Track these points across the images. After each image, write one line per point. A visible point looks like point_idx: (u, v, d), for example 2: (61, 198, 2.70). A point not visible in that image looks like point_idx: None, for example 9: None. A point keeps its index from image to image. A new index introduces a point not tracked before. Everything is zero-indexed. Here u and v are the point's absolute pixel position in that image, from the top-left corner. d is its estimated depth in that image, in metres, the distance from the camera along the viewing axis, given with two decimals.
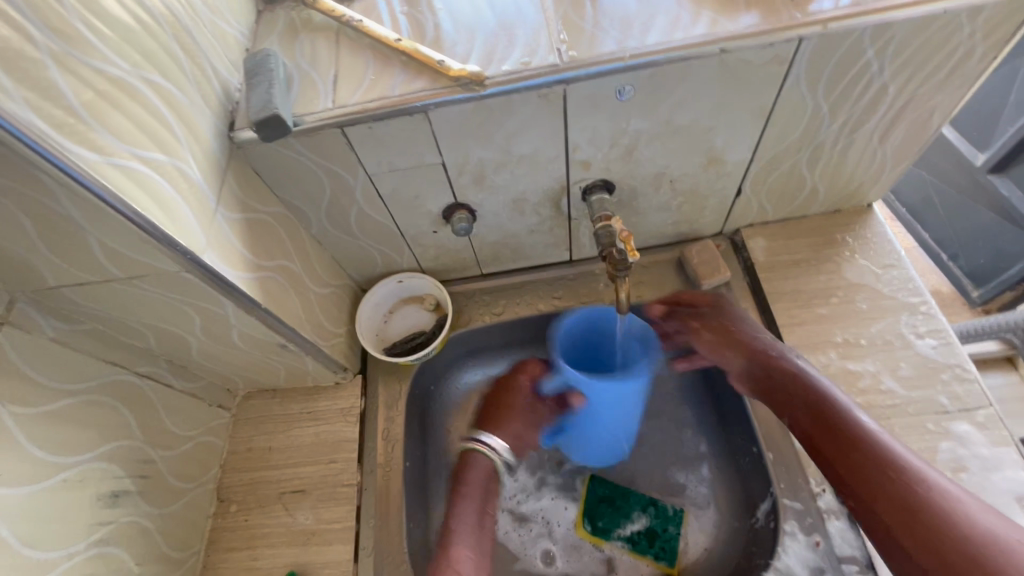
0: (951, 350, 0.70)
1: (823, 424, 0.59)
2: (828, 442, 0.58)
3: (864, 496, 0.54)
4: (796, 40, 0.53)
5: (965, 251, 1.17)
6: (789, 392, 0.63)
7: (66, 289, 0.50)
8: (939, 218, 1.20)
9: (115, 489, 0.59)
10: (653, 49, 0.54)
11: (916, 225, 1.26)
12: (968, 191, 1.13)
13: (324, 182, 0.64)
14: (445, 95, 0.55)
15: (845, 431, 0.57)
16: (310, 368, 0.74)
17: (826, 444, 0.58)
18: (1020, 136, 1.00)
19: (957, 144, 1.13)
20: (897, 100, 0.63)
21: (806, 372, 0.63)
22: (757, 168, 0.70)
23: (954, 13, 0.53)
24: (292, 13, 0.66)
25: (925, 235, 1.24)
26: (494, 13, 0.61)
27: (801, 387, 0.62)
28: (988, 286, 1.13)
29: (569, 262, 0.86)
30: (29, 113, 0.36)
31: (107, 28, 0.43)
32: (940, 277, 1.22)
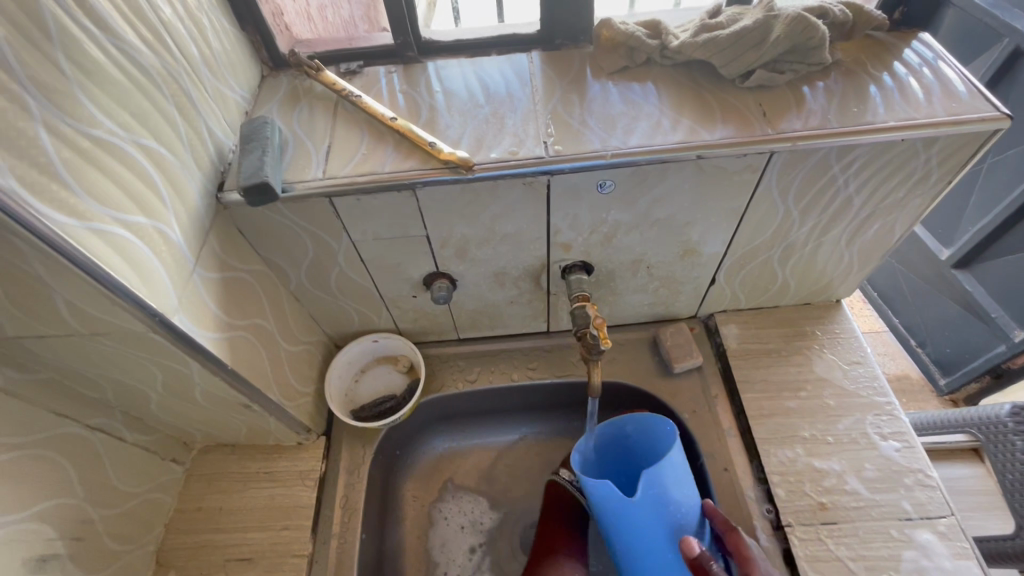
0: (914, 453, 0.71)
1: None
2: None
3: None
4: (767, 153, 0.57)
5: (931, 340, 1.20)
6: None
7: (25, 340, 0.48)
8: (909, 307, 1.25)
9: (43, 553, 0.55)
10: (634, 151, 0.57)
11: (887, 310, 1.31)
12: (935, 283, 1.18)
13: (308, 245, 0.64)
14: (433, 175, 0.57)
15: None
16: (273, 428, 0.72)
17: None
18: (981, 236, 1.06)
19: (925, 240, 1.18)
20: (862, 210, 0.67)
21: None
22: (731, 260, 0.73)
23: (911, 142, 0.58)
24: (295, 81, 0.69)
25: (895, 320, 1.29)
26: (488, 100, 0.64)
27: None
28: (954, 376, 1.15)
29: (545, 333, 0.87)
30: (16, 182, 0.36)
31: (105, 96, 0.44)
32: (909, 362, 1.25)
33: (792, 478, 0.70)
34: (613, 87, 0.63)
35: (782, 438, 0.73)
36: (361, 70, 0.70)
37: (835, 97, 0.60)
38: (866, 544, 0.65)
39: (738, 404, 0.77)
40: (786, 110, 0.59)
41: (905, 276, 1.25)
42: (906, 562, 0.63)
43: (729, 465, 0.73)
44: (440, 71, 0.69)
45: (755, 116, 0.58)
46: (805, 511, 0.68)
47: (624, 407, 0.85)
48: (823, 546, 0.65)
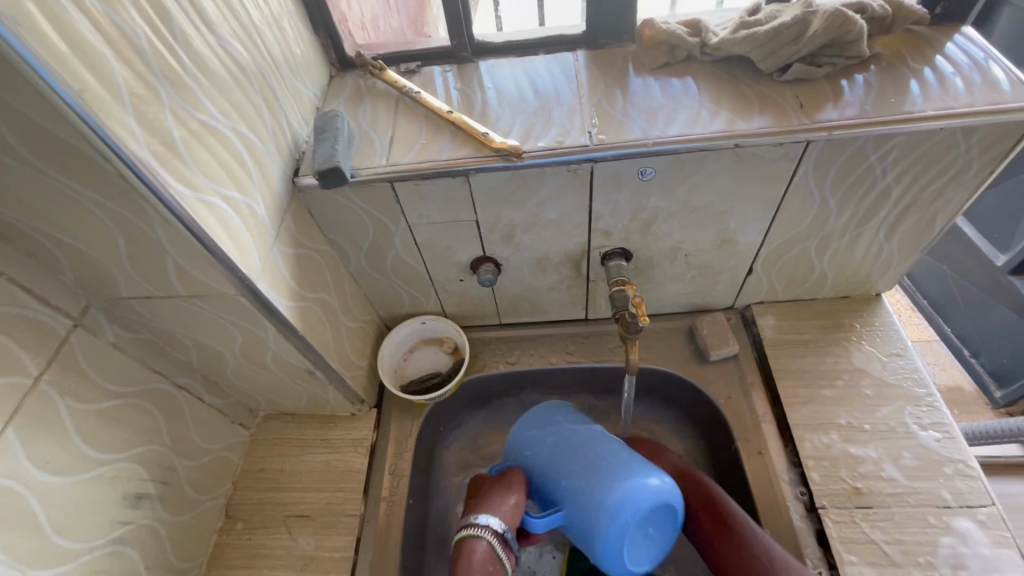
0: (954, 444, 0.71)
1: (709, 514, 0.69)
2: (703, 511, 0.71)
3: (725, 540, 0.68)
4: (805, 141, 0.59)
5: (987, 348, 1.17)
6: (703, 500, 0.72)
7: (134, 300, 0.56)
8: (961, 313, 1.22)
9: (139, 490, 0.63)
10: (674, 139, 0.60)
11: (938, 318, 1.27)
12: (990, 290, 1.14)
13: (369, 228, 0.71)
14: (485, 162, 0.62)
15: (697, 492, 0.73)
16: (330, 397, 0.79)
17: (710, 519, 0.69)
18: None
19: (979, 244, 1.16)
20: (901, 201, 0.68)
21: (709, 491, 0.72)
22: (768, 250, 0.75)
23: (950, 131, 0.59)
24: (359, 80, 0.76)
25: (947, 329, 1.26)
26: (536, 96, 0.69)
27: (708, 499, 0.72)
28: (1011, 388, 1.13)
29: (584, 320, 0.90)
30: (149, 154, 0.43)
31: (211, 87, 0.51)
32: (963, 373, 1.21)
33: (828, 464, 0.71)
34: (654, 82, 0.67)
35: (818, 425, 0.74)
36: (419, 70, 0.76)
37: (873, 89, 0.62)
38: (901, 529, 0.66)
39: (774, 392, 0.79)
40: (824, 102, 0.61)
41: (956, 281, 1.22)
42: (943, 548, 0.64)
43: (763, 449, 0.75)
44: (491, 70, 0.74)
45: (792, 107, 0.61)
46: (840, 495, 0.69)
47: (660, 393, 0.87)
48: (858, 529, 0.66)
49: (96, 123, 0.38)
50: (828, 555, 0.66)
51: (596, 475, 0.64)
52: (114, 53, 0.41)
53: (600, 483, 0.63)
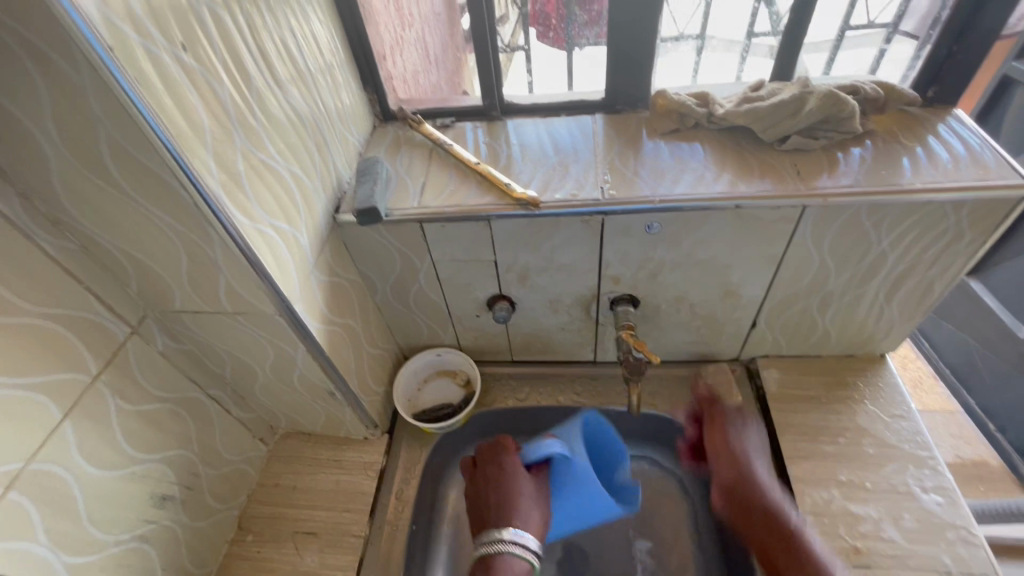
0: (956, 509, 0.71)
1: None
2: None
3: None
4: (801, 206, 0.64)
5: (1014, 425, 1.13)
6: None
7: (185, 313, 0.63)
8: (985, 385, 1.20)
9: (166, 492, 0.67)
10: (679, 197, 0.66)
11: (961, 389, 1.24)
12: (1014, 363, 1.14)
13: (397, 262, 0.77)
14: (506, 210, 0.69)
15: None
16: (347, 419, 0.83)
17: None
18: None
19: (1001, 315, 1.19)
20: (897, 266, 0.71)
21: None
22: (772, 305, 0.79)
23: (939, 204, 0.63)
24: (399, 130, 0.86)
25: (971, 401, 1.22)
26: (556, 152, 0.76)
27: None
28: None
29: (591, 363, 0.94)
30: (220, 189, 0.50)
31: (274, 133, 0.59)
32: (988, 449, 1.16)
33: (827, 520, 0.72)
34: (664, 145, 0.74)
35: (818, 480, 0.76)
36: (452, 125, 0.85)
37: (867, 162, 0.67)
38: None
39: (775, 444, 0.80)
40: (820, 171, 0.67)
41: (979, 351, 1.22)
42: None
43: None
44: (517, 127, 0.82)
45: (790, 174, 0.67)
46: (839, 553, 0.69)
47: (662, 440, 0.89)
48: None
49: (184, 161, 0.46)
50: None
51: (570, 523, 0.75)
52: (204, 105, 0.49)
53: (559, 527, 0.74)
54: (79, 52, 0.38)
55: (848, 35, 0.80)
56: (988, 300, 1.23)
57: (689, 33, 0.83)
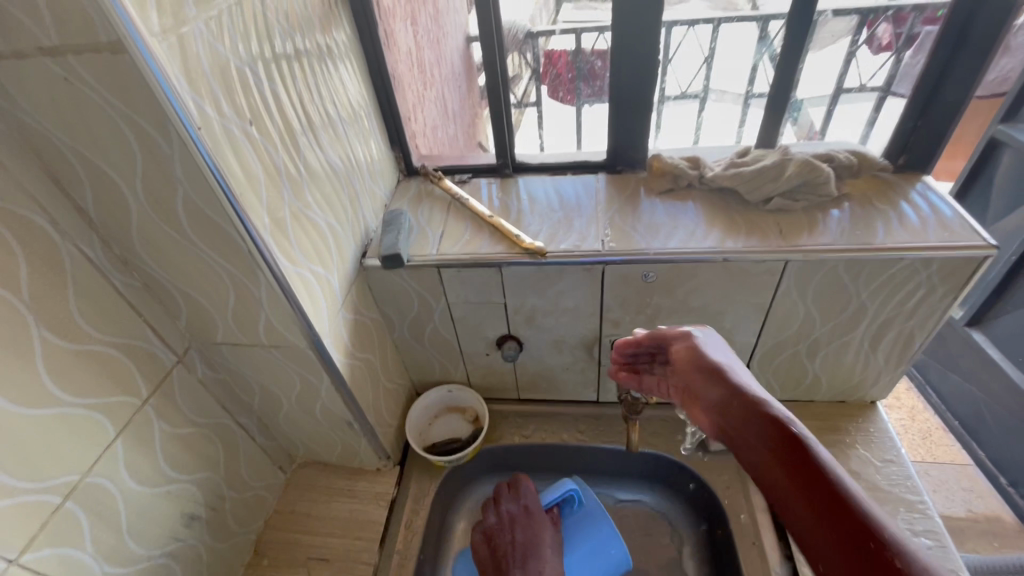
0: (946, 553, 0.74)
1: (780, 436, 0.43)
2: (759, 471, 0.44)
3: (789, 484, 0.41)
4: (783, 260, 0.71)
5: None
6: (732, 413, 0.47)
7: (225, 346, 0.70)
8: (993, 437, 1.22)
9: (194, 512, 0.72)
10: (672, 250, 0.73)
11: (972, 443, 1.25)
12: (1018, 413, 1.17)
13: (415, 303, 0.84)
14: (516, 258, 0.76)
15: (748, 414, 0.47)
16: (362, 450, 0.88)
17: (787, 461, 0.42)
18: None
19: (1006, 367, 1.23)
20: (878, 317, 0.77)
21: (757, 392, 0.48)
22: (763, 351, 0.84)
23: (909, 262, 0.70)
24: (421, 184, 0.95)
25: (981, 453, 1.23)
26: (562, 207, 0.84)
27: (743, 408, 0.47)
28: None
29: (594, 403, 0.99)
30: (270, 239, 0.59)
31: (315, 189, 0.68)
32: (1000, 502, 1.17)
33: None
34: (659, 203, 0.82)
35: None
36: (469, 180, 0.94)
37: (844, 221, 0.74)
38: None
39: None
40: (800, 229, 0.74)
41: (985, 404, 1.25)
42: None
43: (758, 539, 0.79)
44: (527, 183, 0.91)
45: (773, 232, 0.74)
46: None
47: (661, 479, 0.92)
48: None
49: (244, 215, 0.54)
50: None
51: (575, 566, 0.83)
52: (262, 168, 0.58)
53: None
54: (173, 130, 0.47)
55: (843, 94, 0.87)
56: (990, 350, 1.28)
57: (694, 89, 0.92)
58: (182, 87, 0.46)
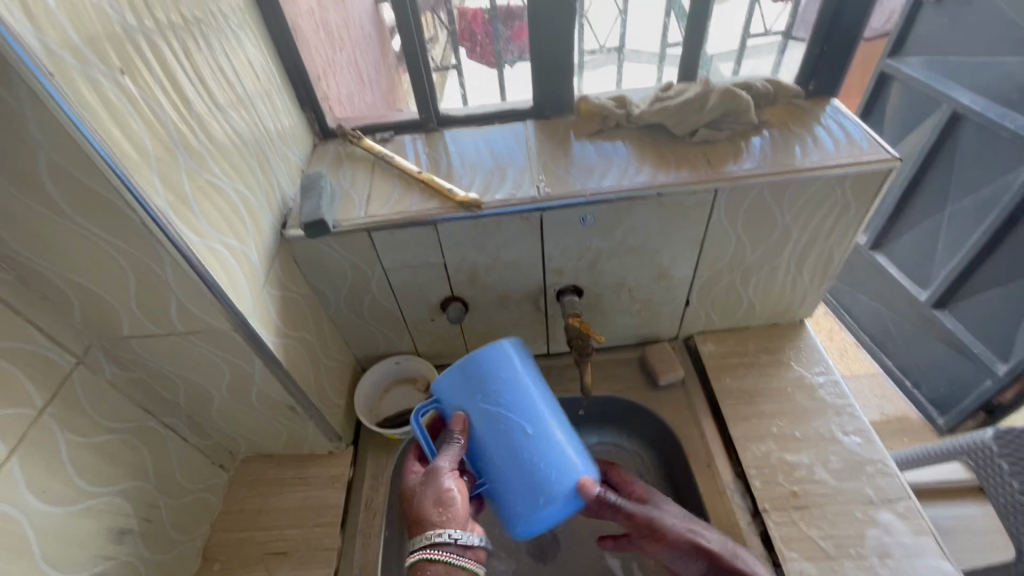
0: (873, 447, 0.80)
1: None
2: None
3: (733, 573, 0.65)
4: (713, 190, 0.72)
5: (924, 380, 1.60)
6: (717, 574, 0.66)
7: (133, 339, 0.62)
8: (899, 345, 1.66)
9: (123, 526, 0.65)
10: (607, 190, 0.72)
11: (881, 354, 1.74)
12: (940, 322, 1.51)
13: (348, 273, 0.79)
14: (450, 213, 0.73)
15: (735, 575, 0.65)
16: (310, 434, 0.83)
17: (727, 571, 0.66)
18: (964, 263, 1.40)
19: (905, 283, 1.59)
20: (802, 237, 0.81)
21: (713, 542, 0.67)
22: (700, 284, 0.87)
23: (826, 180, 0.73)
24: (339, 146, 0.88)
25: (889, 363, 1.71)
26: (492, 158, 0.81)
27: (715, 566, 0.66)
28: (947, 412, 1.52)
29: (546, 356, 0.99)
30: (167, 208, 0.52)
31: (216, 153, 0.61)
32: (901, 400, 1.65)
33: (767, 470, 0.79)
34: (590, 145, 0.81)
35: (755, 437, 0.83)
36: (392, 138, 0.88)
37: (766, 147, 0.76)
38: (834, 524, 0.73)
39: (717, 410, 0.88)
40: (727, 158, 0.75)
41: (888, 317, 1.69)
42: (870, 539, 0.72)
43: (711, 461, 0.83)
44: (454, 137, 0.87)
45: (702, 163, 0.75)
46: (778, 498, 0.76)
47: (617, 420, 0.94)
48: (796, 527, 0.74)
49: (130, 181, 0.47)
50: (774, 555, 0.72)
51: (509, 465, 0.60)
52: (146, 127, 0.50)
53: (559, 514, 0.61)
54: (19, 79, 0.39)
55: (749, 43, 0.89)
56: (893, 271, 1.64)
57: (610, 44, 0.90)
58: (23, 28, 0.38)
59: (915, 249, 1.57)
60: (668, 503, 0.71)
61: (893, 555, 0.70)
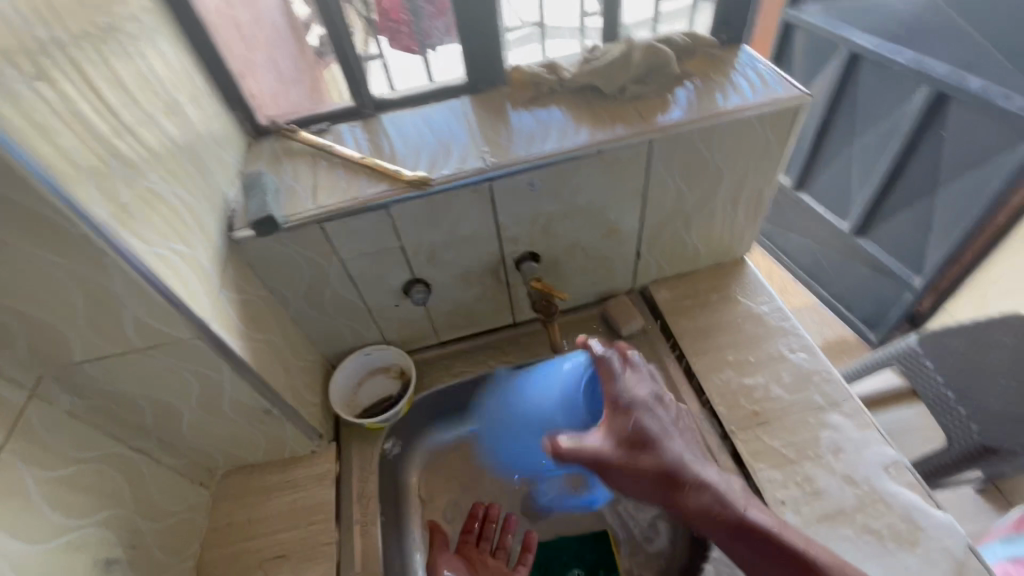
0: (816, 359, 0.88)
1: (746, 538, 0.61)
2: (728, 535, 0.62)
3: (734, 522, 0.61)
4: (648, 141, 0.76)
5: (855, 303, 1.82)
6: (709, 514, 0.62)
7: (86, 363, 0.59)
8: (830, 275, 1.87)
9: (109, 555, 0.63)
10: (549, 153, 0.75)
11: (815, 285, 1.94)
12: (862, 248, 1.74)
13: (305, 268, 0.78)
14: (401, 194, 0.73)
15: (735, 516, 0.61)
16: (289, 437, 0.83)
17: (726, 518, 0.62)
18: (874, 191, 1.63)
19: (827, 216, 1.81)
20: (734, 177, 0.87)
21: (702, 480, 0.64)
22: (647, 234, 0.92)
23: (749, 118, 0.78)
24: (275, 143, 0.86)
25: (823, 292, 1.92)
26: (434, 136, 0.82)
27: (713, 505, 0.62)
28: (878, 328, 1.76)
29: (513, 325, 1.02)
30: (106, 216, 0.49)
31: (149, 156, 0.59)
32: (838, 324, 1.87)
33: (729, 396, 0.86)
34: (527, 113, 0.83)
35: (715, 368, 0.89)
36: (329, 128, 0.87)
37: (692, 96, 0.80)
38: (793, 432, 0.81)
39: (679, 350, 0.93)
40: (657, 110, 0.79)
41: (818, 251, 1.89)
42: (825, 440, 0.79)
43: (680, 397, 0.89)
44: (393, 120, 0.87)
45: (635, 117, 0.78)
46: (742, 418, 0.83)
47: None
48: (761, 441, 0.81)
49: (62, 190, 0.45)
50: (745, 468, 0.79)
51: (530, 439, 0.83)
52: (71, 134, 0.48)
53: (598, 396, 0.76)
54: None
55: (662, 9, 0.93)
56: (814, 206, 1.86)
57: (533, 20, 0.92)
58: None
59: (832, 184, 1.78)
60: (648, 385, 0.69)
61: (845, 449, 0.78)
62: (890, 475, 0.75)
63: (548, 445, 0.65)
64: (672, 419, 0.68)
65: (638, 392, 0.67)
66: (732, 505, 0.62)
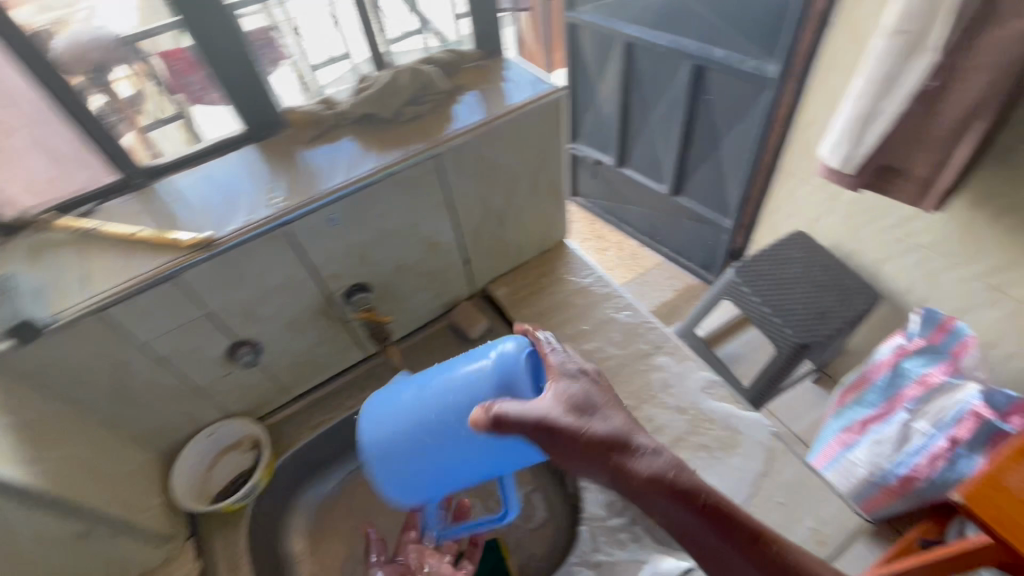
0: (638, 313, 0.99)
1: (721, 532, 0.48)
2: (699, 537, 0.49)
3: (716, 516, 0.48)
4: (432, 155, 0.80)
5: (689, 251, 2.20)
6: (683, 521, 0.49)
7: None
8: (666, 234, 2.23)
9: None
10: (339, 187, 0.75)
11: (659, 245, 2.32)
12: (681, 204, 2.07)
13: (97, 367, 0.71)
14: (186, 259, 0.69)
15: (722, 510, 0.49)
16: (125, 552, 0.74)
17: (708, 506, 0.49)
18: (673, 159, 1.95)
19: (648, 183, 2.13)
20: (527, 170, 0.94)
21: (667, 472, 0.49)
22: (468, 240, 0.97)
23: (521, 118, 0.86)
24: (32, 236, 0.77)
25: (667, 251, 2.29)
26: (220, 196, 0.78)
27: (695, 502, 0.48)
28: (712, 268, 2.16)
29: (367, 359, 1.01)
30: None
31: None
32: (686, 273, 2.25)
33: None
34: (316, 151, 0.83)
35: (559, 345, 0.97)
36: (97, 209, 0.79)
37: (466, 108, 0.86)
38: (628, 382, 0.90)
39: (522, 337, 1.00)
40: (437, 128, 0.83)
41: (652, 214, 2.25)
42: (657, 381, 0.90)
43: None
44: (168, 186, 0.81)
45: (416, 137, 0.82)
46: None
47: None
48: None
49: None
50: None
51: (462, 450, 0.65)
52: None
53: (541, 373, 0.65)
54: None
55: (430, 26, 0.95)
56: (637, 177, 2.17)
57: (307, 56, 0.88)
58: None
59: (644, 155, 2.08)
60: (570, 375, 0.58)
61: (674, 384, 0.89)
62: (708, 395, 0.87)
63: (471, 418, 0.56)
64: (624, 406, 0.56)
65: (571, 371, 0.59)
66: (714, 495, 0.49)
